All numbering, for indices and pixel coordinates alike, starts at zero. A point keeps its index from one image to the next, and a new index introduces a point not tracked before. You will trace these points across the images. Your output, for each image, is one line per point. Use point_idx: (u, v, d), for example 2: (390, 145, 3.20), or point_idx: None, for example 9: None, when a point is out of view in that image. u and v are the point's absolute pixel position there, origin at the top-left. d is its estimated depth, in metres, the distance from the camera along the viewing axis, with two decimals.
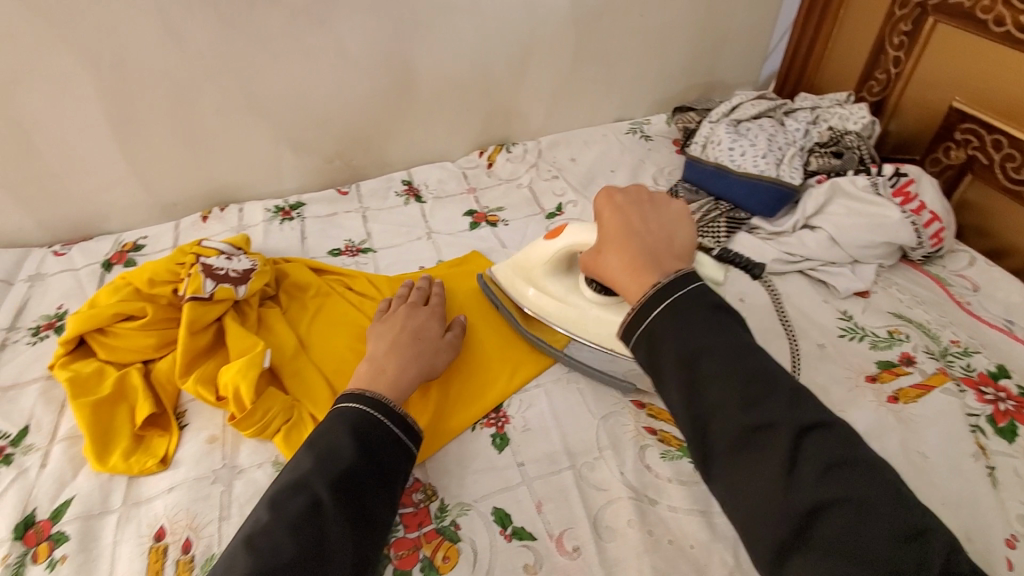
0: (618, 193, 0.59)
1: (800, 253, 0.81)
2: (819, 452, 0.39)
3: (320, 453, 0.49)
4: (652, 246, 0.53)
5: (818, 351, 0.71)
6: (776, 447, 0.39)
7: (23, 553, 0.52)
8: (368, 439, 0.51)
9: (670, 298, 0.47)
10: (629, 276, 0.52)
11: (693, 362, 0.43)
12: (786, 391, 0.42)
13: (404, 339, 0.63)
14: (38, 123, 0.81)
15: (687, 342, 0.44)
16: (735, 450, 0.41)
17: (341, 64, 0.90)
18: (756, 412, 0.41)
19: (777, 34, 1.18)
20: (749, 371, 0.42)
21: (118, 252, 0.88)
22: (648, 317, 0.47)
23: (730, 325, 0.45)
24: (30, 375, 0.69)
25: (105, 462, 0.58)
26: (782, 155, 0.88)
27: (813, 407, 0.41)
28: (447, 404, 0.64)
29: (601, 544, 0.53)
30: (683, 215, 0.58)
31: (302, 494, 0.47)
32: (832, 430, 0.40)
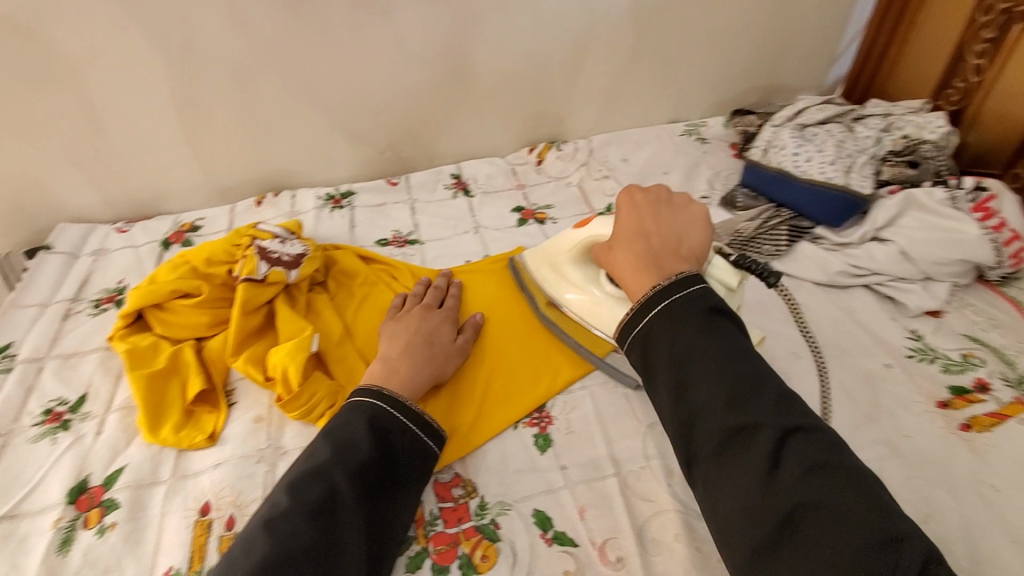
0: (639, 192, 0.59)
1: (867, 267, 0.77)
2: (799, 456, 0.39)
3: (340, 442, 0.49)
4: (657, 248, 0.53)
5: (884, 371, 0.67)
6: (756, 449, 0.40)
7: (75, 517, 0.54)
8: (385, 428, 0.52)
9: (668, 300, 0.47)
10: (630, 276, 0.53)
11: (685, 363, 0.45)
12: (773, 395, 0.43)
13: (417, 343, 0.62)
14: (110, 104, 0.84)
15: (679, 345, 0.45)
16: (718, 452, 0.41)
17: (397, 56, 0.90)
18: (740, 413, 0.41)
19: (847, 35, 1.11)
20: (737, 375, 0.43)
21: (176, 231, 0.90)
22: (645, 319, 0.48)
23: (724, 331, 0.46)
24: (90, 345, 0.72)
25: (157, 434, 0.59)
26: (852, 162, 0.84)
27: (798, 414, 0.42)
28: (475, 407, 0.62)
29: (646, 557, 0.50)
30: (701, 219, 0.57)
31: (322, 483, 0.47)
32: (814, 435, 0.41)
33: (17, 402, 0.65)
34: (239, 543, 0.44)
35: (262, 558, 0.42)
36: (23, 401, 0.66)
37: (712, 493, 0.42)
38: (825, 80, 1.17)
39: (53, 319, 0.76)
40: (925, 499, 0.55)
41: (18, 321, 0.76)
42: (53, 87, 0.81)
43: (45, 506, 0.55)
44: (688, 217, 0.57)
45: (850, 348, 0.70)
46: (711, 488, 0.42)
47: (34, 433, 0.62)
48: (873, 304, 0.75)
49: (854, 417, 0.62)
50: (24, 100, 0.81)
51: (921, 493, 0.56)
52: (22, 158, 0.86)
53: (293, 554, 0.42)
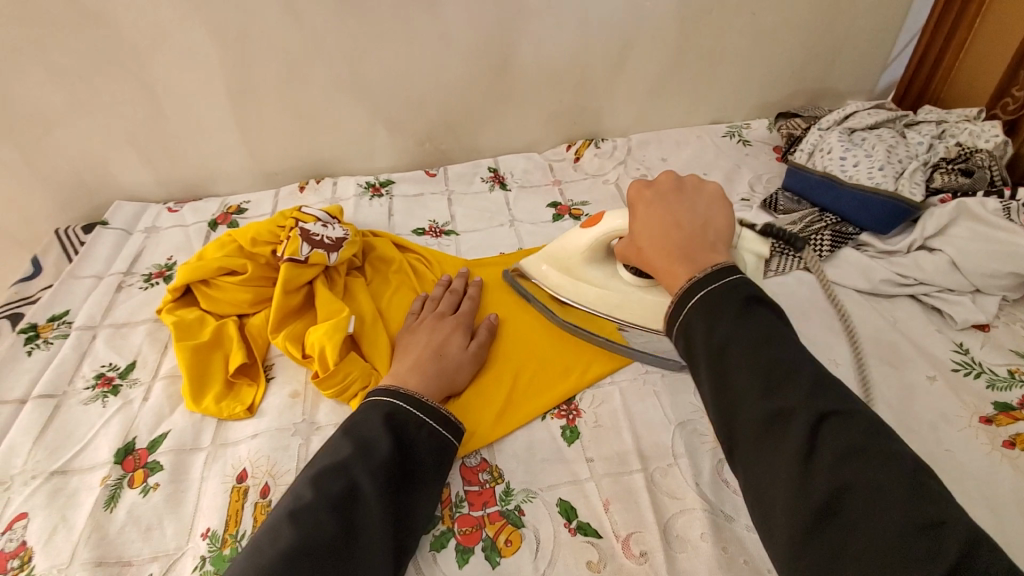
0: (648, 185, 0.57)
1: (914, 276, 0.75)
2: (838, 440, 0.37)
3: (360, 439, 0.51)
4: (683, 238, 0.52)
5: (926, 384, 0.65)
6: (793, 435, 0.37)
7: (121, 476, 0.57)
8: (401, 423, 0.53)
9: (703, 290, 0.45)
10: (667, 275, 0.51)
11: (722, 350, 0.42)
12: (809, 377, 0.40)
13: (427, 357, 0.62)
14: (168, 89, 0.88)
15: (717, 334, 0.43)
16: (756, 439, 0.39)
17: (442, 50, 0.92)
18: (776, 398, 0.39)
19: (902, 40, 1.08)
20: (773, 359, 0.40)
21: (223, 213, 0.94)
22: (680, 312, 0.46)
23: (763, 316, 0.43)
24: (140, 316, 0.75)
25: (200, 403, 0.62)
26: (903, 168, 0.82)
27: (834, 396, 0.39)
28: (494, 405, 0.62)
29: (670, 554, 0.50)
30: (716, 200, 0.56)
31: (344, 476, 0.48)
32: (852, 418, 0.38)
33: (72, 365, 0.69)
34: (264, 533, 0.45)
35: (289, 548, 0.43)
36: (78, 364, 0.69)
37: (751, 483, 0.39)
38: (875, 85, 1.14)
39: (107, 290, 0.80)
40: None
41: (75, 290, 0.81)
42: (117, 70, 0.85)
43: (94, 464, 0.58)
44: (705, 201, 0.56)
45: (891, 358, 0.68)
46: (749, 476, 0.39)
47: (87, 395, 0.65)
48: (917, 315, 0.73)
49: (892, 429, 0.61)
50: (90, 82, 0.85)
51: None
52: (85, 136, 0.91)
53: (319, 546, 0.43)
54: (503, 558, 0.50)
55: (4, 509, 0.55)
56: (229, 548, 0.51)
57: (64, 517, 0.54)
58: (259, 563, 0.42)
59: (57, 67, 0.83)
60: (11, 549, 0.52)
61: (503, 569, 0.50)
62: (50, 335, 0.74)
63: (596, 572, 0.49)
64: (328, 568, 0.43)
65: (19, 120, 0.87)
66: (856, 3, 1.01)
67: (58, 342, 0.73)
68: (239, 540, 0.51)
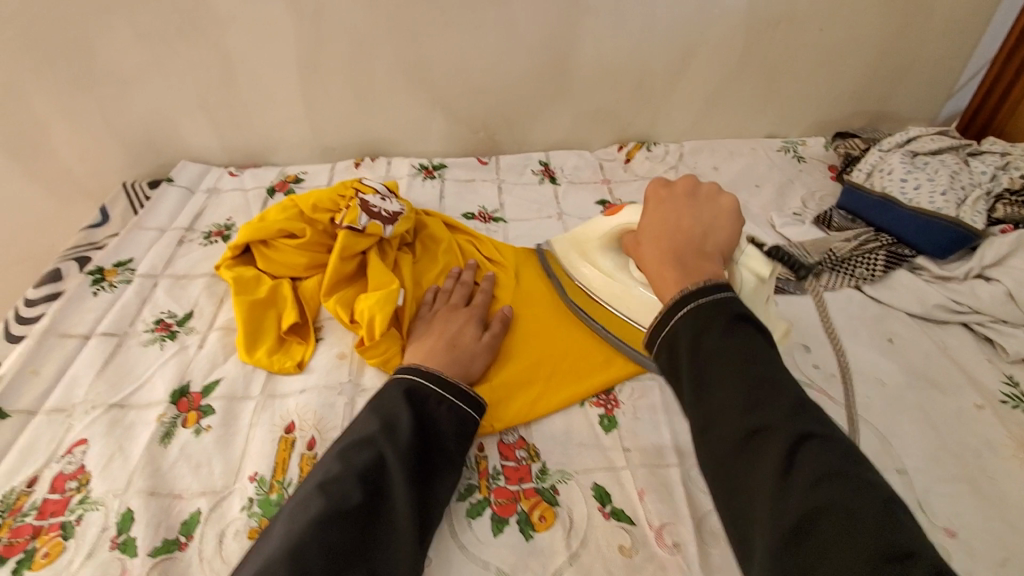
0: (666, 186, 0.58)
1: (967, 304, 0.73)
2: (813, 463, 0.35)
3: (385, 415, 0.53)
4: (681, 242, 0.52)
5: (973, 412, 0.64)
6: (768, 454, 0.36)
7: (175, 416, 0.59)
8: (422, 398, 0.55)
9: (695, 301, 0.44)
10: (654, 267, 0.51)
11: (703, 362, 0.41)
12: (789, 399, 0.38)
13: (441, 347, 0.61)
14: (243, 58, 0.92)
15: (699, 343, 0.41)
16: (727, 454, 0.38)
17: (507, 41, 0.93)
18: (757, 414, 0.38)
19: (970, 69, 1.05)
20: (760, 376, 0.39)
21: (282, 181, 0.97)
22: (671, 318, 0.44)
23: (754, 338, 0.41)
24: (199, 270, 0.79)
25: (252, 355, 0.65)
26: (965, 195, 0.80)
27: (815, 419, 0.38)
28: (506, 397, 0.62)
29: (704, 548, 0.50)
30: (726, 213, 0.55)
31: (369, 450, 0.50)
32: (830, 442, 0.37)
33: (134, 309, 0.72)
34: (296, 502, 0.47)
35: (317, 515, 0.45)
36: (139, 309, 0.73)
37: (726, 495, 0.38)
38: (938, 113, 1.12)
39: (169, 243, 0.83)
40: (1007, 546, 0.52)
41: (139, 240, 0.84)
42: (197, 36, 0.89)
43: (150, 402, 0.61)
44: (715, 212, 0.56)
45: (938, 383, 0.67)
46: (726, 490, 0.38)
47: (146, 337, 0.69)
48: (968, 344, 0.71)
49: (937, 453, 0.59)
50: (171, 45, 0.89)
51: (1002, 539, 0.52)
52: (160, 97, 0.95)
53: (344, 513, 0.45)
54: (537, 533, 0.51)
55: (66, 434, 0.59)
56: (276, 493, 0.52)
57: (121, 447, 0.57)
58: (291, 529, 0.44)
59: (142, 28, 0.87)
60: (70, 471, 0.55)
61: (537, 543, 0.50)
62: (115, 280, 0.77)
63: (628, 556, 0.49)
64: (353, 535, 0.44)
65: (103, 76, 0.91)
66: (928, 27, 0.99)
67: (122, 286, 0.76)
68: (285, 487, 0.53)
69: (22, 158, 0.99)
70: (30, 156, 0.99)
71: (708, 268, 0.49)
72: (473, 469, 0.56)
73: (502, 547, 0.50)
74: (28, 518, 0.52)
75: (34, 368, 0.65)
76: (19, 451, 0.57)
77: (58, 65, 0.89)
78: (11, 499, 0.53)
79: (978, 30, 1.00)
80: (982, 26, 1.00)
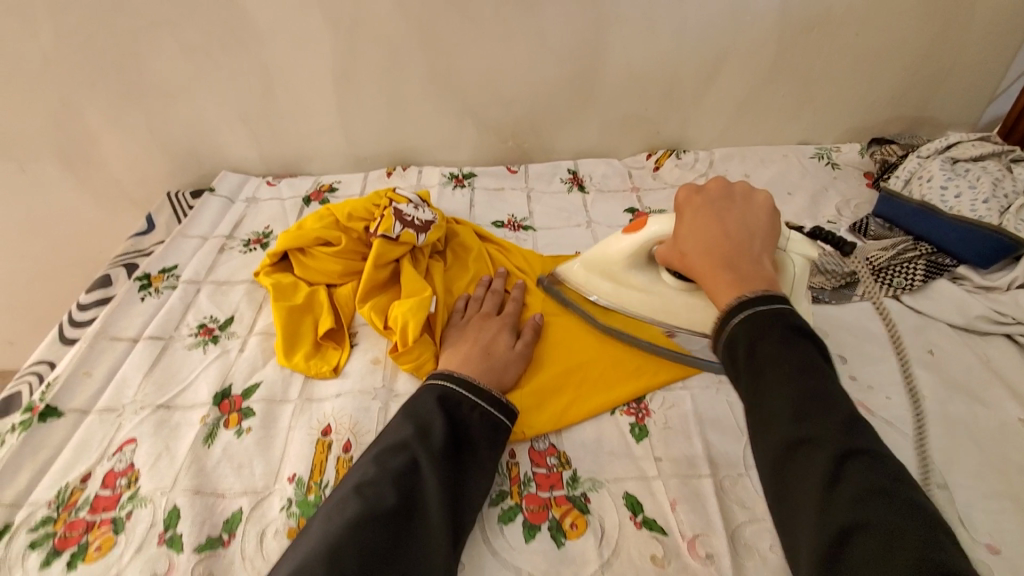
0: (698, 192, 0.57)
1: (1011, 314, 0.71)
2: (860, 479, 0.36)
3: (419, 420, 0.54)
4: (729, 245, 0.52)
5: (1019, 426, 0.61)
6: (816, 464, 0.38)
7: (218, 418, 0.62)
8: (455, 404, 0.56)
9: (752, 309, 0.45)
10: (708, 275, 0.51)
11: (759, 372, 0.42)
12: (844, 413, 0.39)
13: (475, 355, 0.62)
14: (282, 71, 0.95)
15: (757, 346, 0.43)
16: (775, 462, 0.39)
17: (537, 50, 0.95)
18: (806, 426, 0.39)
19: (1011, 74, 1.03)
20: (813, 389, 0.40)
21: (317, 190, 1.00)
22: (730, 321, 0.46)
23: (807, 348, 0.42)
24: (239, 276, 0.82)
25: (290, 359, 0.67)
26: (1009, 202, 0.77)
27: (867, 435, 0.39)
28: (539, 404, 0.62)
29: (737, 560, 0.49)
30: (765, 210, 0.55)
31: (404, 453, 0.51)
32: (882, 461, 0.37)
33: (178, 314, 0.75)
34: (333, 504, 0.48)
35: (354, 516, 0.46)
36: (183, 314, 0.76)
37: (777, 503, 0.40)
38: (979, 118, 1.09)
39: (211, 250, 0.86)
40: None
41: (183, 247, 0.88)
42: (239, 50, 0.92)
43: (195, 403, 0.64)
44: (753, 211, 0.55)
45: (981, 397, 0.65)
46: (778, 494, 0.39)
47: (190, 341, 0.71)
48: (1012, 356, 0.69)
49: (979, 468, 0.58)
50: (214, 59, 0.93)
51: None
52: (203, 109, 0.99)
53: (381, 513, 0.46)
54: (569, 540, 0.51)
55: (116, 433, 0.61)
56: (314, 494, 0.54)
57: (167, 447, 0.59)
58: (328, 531, 0.45)
59: (188, 42, 0.91)
60: (120, 468, 0.57)
61: (568, 551, 0.50)
62: (161, 285, 0.81)
63: (660, 566, 0.49)
64: (388, 535, 0.46)
65: (151, 89, 0.96)
66: (968, 30, 0.97)
67: (168, 292, 0.80)
68: (322, 488, 0.54)
69: (75, 169, 1.04)
70: (82, 166, 1.04)
71: (761, 275, 0.49)
72: (505, 475, 0.56)
73: (534, 553, 0.50)
74: (81, 513, 0.54)
75: (86, 370, 0.68)
76: (74, 447, 0.60)
77: (110, 79, 0.94)
78: (66, 494, 0.56)
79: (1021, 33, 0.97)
80: None
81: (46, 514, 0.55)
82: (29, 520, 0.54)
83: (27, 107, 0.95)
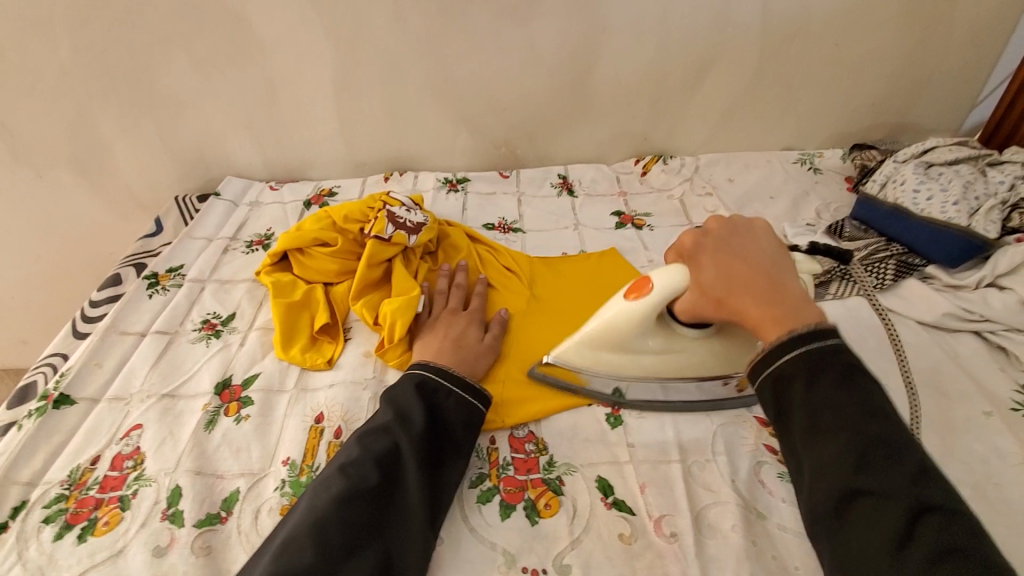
0: (704, 234, 0.55)
1: (980, 312, 0.73)
2: (935, 536, 0.36)
3: (399, 408, 0.58)
4: (762, 280, 0.50)
5: (982, 419, 0.64)
6: (887, 521, 0.38)
7: (218, 406, 0.66)
8: (431, 391, 0.60)
9: (807, 346, 0.44)
10: (753, 316, 0.49)
11: (813, 410, 0.43)
12: (914, 465, 0.39)
13: (446, 348, 0.66)
14: (286, 83, 1.00)
15: (812, 391, 0.43)
16: (842, 513, 0.40)
17: (529, 61, 0.99)
18: (868, 478, 0.39)
19: (991, 82, 1.06)
20: (874, 439, 0.40)
21: (317, 195, 1.04)
22: (780, 359, 0.45)
23: (865, 390, 0.42)
24: (241, 275, 0.86)
25: (287, 352, 0.71)
26: (978, 205, 0.79)
27: (939, 488, 0.38)
28: (526, 398, 0.66)
29: (700, 539, 0.52)
30: (776, 238, 0.55)
31: (386, 437, 0.55)
32: (956, 518, 0.37)
33: (184, 310, 0.80)
34: (320, 482, 0.52)
35: (339, 493, 0.50)
36: (188, 310, 0.80)
37: (843, 556, 0.40)
38: (961, 124, 1.12)
39: (215, 250, 0.91)
40: (1008, 545, 0.52)
41: (189, 248, 0.92)
42: (245, 62, 0.97)
43: (197, 393, 0.68)
44: (765, 241, 0.54)
45: (948, 391, 0.67)
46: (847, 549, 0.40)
47: (194, 336, 0.76)
48: (980, 352, 0.72)
49: (940, 456, 0.60)
50: (222, 71, 0.98)
51: (1004, 541, 0.53)
52: (210, 117, 1.04)
53: (363, 490, 0.50)
54: (542, 519, 0.54)
55: (124, 419, 0.65)
56: (306, 476, 0.58)
57: (171, 432, 0.63)
58: (315, 506, 0.49)
59: (197, 55, 0.96)
60: (127, 452, 0.62)
61: (541, 528, 0.54)
62: (167, 284, 0.85)
63: (628, 544, 0.52)
64: (372, 510, 0.49)
65: (161, 99, 1.01)
66: (946, 40, 1.00)
67: (174, 290, 0.84)
68: (314, 471, 0.58)
69: (88, 175, 1.09)
70: (95, 173, 1.09)
71: (806, 306, 0.48)
72: (485, 459, 0.60)
73: (509, 530, 0.54)
74: (91, 491, 0.58)
75: (97, 361, 0.73)
76: (85, 432, 0.64)
77: (123, 90, 0.99)
78: (77, 474, 0.60)
79: (999, 41, 1.01)
80: (1003, 37, 1.00)
81: (59, 492, 0.59)
82: (43, 497, 0.58)
83: (45, 116, 1.01)
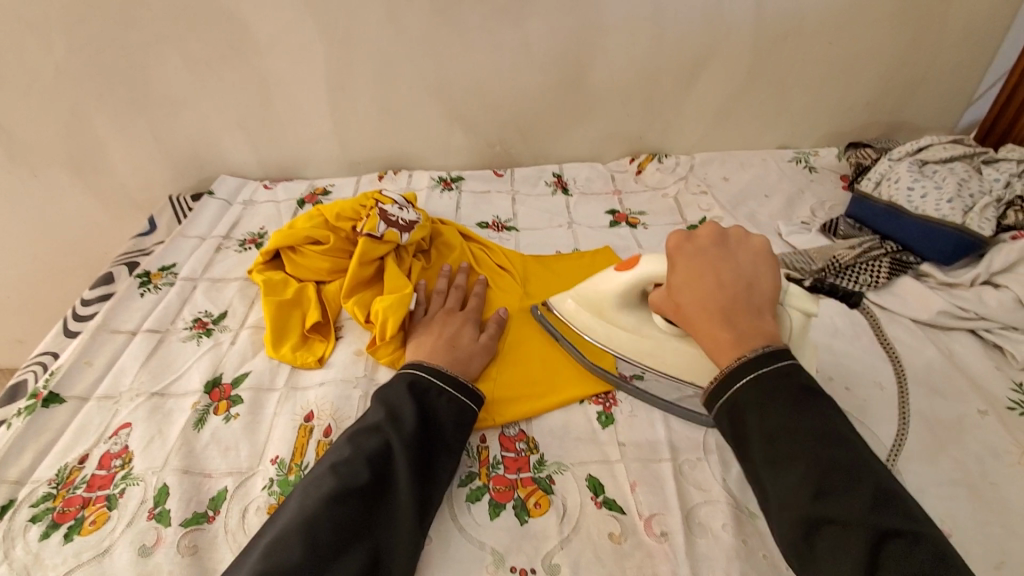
0: (690, 239, 0.56)
1: (974, 311, 0.73)
2: (896, 562, 0.38)
3: (391, 406, 0.57)
4: (728, 299, 0.52)
5: (976, 418, 0.63)
6: (853, 548, 0.39)
7: (208, 404, 0.65)
8: (423, 390, 0.60)
9: (757, 371, 0.47)
10: (703, 329, 0.52)
11: (772, 437, 0.44)
12: (870, 489, 0.41)
13: (440, 348, 0.66)
14: (279, 82, 1.00)
15: (768, 418, 0.45)
16: (808, 542, 0.41)
17: (523, 59, 0.98)
18: (828, 504, 0.41)
19: (987, 81, 1.05)
20: (834, 465, 0.42)
21: (311, 193, 1.04)
22: (735, 383, 0.48)
23: (822, 415, 0.44)
24: (233, 274, 0.86)
25: (278, 350, 0.71)
26: (972, 203, 0.79)
27: (899, 513, 0.40)
28: (520, 397, 0.65)
29: (691, 538, 0.52)
30: (762, 253, 0.55)
31: (377, 436, 0.54)
32: (918, 540, 0.39)
33: (175, 309, 0.79)
34: (310, 481, 0.51)
35: (330, 491, 0.49)
36: (179, 309, 0.80)
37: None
38: (957, 122, 1.11)
39: (208, 249, 0.90)
40: (1001, 545, 0.52)
41: (182, 246, 0.92)
42: (238, 61, 0.97)
43: (187, 391, 0.67)
44: (748, 256, 0.55)
45: (942, 390, 0.67)
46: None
47: (185, 334, 0.75)
48: (975, 351, 0.71)
49: (934, 455, 0.60)
50: (215, 69, 0.98)
51: (998, 541, 0.52)
52: (204, 116, 1.04)
53: (354, 489, 0.50)
54: (531, 518, 0.54)
55: (113, 418, 0.65)
56: (294, 475, 0.57)
57: (160, 431, 0.63)
58: (306, 505, 0.49)
59: (190, 54, 0.96)
60: (115, 451, 0.61)
61: (530, 527, 0.53)
62: (159, 282, 0.85)
63: (618, 543, 0.52)
64: (361, 510, 0.49)
65: (154, 98, 1.01)
66: (941, 39, 1.00)
67: (165, 288, 0.84)
68: (302, 469, 0.58)
69: (82, 174, 1.09)
70: (90, 172, 1.09)
71: (760, 332, 0.50)
72: (474, 458, 0.60)
73: (498, 529, 0.53)
74: (78, 490, 0.58)
75: (87, 360, 0.72)
76: (74, 431, 0.64)
77: (117, 89, 0.99)
78: (65, 473, 0.60)
79: (994, 39, 1.00)
80: (998, 35, 1.00)
81: (47, 491, 0.58)
82: (31, 496, 0.58)
83: (38, 115, 1.00)
